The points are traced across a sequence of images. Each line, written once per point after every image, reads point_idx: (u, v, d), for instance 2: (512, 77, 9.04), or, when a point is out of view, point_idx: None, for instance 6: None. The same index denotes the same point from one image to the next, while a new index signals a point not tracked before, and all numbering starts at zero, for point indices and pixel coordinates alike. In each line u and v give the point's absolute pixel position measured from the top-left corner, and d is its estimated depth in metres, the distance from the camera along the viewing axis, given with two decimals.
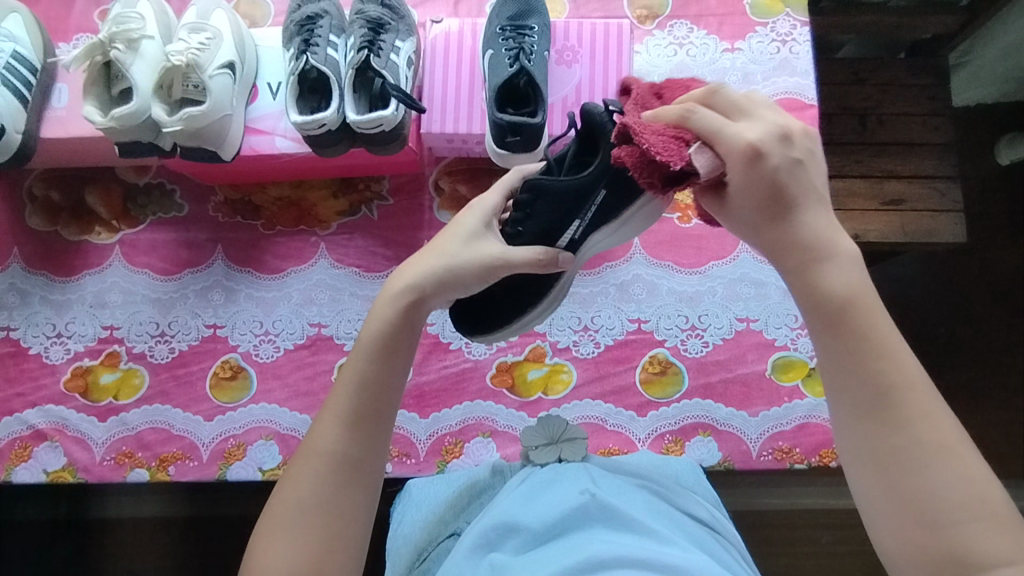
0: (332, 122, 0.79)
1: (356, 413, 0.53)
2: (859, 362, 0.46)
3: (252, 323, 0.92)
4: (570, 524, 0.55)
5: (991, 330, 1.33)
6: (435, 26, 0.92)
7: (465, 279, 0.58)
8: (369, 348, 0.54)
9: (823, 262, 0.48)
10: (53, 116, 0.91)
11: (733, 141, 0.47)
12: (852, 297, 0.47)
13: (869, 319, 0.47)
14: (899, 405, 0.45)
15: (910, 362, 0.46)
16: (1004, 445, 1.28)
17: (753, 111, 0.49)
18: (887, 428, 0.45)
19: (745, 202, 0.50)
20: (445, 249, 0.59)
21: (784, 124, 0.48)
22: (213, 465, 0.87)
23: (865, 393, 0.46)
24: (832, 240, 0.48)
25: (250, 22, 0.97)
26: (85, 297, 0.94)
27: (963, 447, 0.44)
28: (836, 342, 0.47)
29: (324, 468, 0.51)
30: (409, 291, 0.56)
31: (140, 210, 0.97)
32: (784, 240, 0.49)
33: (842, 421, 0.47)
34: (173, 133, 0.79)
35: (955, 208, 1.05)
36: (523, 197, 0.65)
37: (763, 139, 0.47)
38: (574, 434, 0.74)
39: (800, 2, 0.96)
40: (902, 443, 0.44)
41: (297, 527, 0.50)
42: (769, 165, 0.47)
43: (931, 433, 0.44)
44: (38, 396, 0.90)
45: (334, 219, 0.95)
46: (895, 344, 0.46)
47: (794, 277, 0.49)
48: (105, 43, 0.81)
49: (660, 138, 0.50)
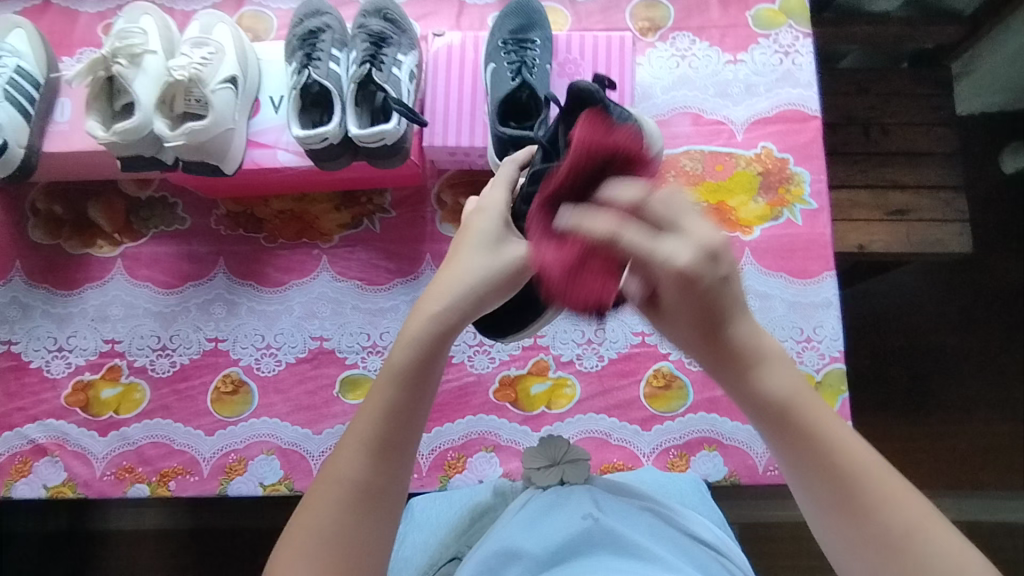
0: (334, 136, 0.78)
1: (381, 442, 0.51)
2: (815, 463, 0.46)
3: (253, 336, 0.91)
4: (573, 550, 0.54)
5: (998, 340, 1.32)
6: (438, 40, 0.92)
7: (493, 291, 0.55)
8: (397, 372, 0.52)
9: (757, 365, 0.48)
10: (55, 130, 0.90)
11: (664, 268, 0.42)
12: (789, 401, 0.47)
13: (812, 416, 0.47)
14: (860, 496, 0.44)
15: (861, 451, 0.46)
16: (1014, 457, 1.26)
17: (683, 226, 0.43)
18: (858, 520, 0.44)
19: (672, 322, 0.49)
20: (473, 261, 0.56)
21: (711, 243, 0.43)
22: (214, 480, 0.86)
23: (827, 492, 0.45)
24: (760, 346, 0.48)
25: (253, 36, 0.98)
26: (86, 310, 0.94)
27: (932, 521, 0.43)
28: (786, 445, 0.47)
29: (346, 498, 0.49)
30: (440, 313, 0.53)
31: (142, 223, 0.96)
32: (716, 352, 0.48)
33: (816, 516, 0.46)
34: (175, 148, 0.79)
35: (960, 219, 1.04)
36: (528, 190, 0.62)
37: (694, 262, 0.43)
38: (577, 454, 0.71)
39: (803, 14, 0.96)
40: (874, 535, 0.43)
41: (316, 555, 0.48)
42: (700, 287, 0.44)
43: (897, 517, 0.43)
44: (38, 410, 0.90)
45: (336, 232, 0.95)
46: (840, 439, 0.46)
47: (733, 388, 0.49)
48: (108, 58, 0.81)
49: (589, 273, 0.44)
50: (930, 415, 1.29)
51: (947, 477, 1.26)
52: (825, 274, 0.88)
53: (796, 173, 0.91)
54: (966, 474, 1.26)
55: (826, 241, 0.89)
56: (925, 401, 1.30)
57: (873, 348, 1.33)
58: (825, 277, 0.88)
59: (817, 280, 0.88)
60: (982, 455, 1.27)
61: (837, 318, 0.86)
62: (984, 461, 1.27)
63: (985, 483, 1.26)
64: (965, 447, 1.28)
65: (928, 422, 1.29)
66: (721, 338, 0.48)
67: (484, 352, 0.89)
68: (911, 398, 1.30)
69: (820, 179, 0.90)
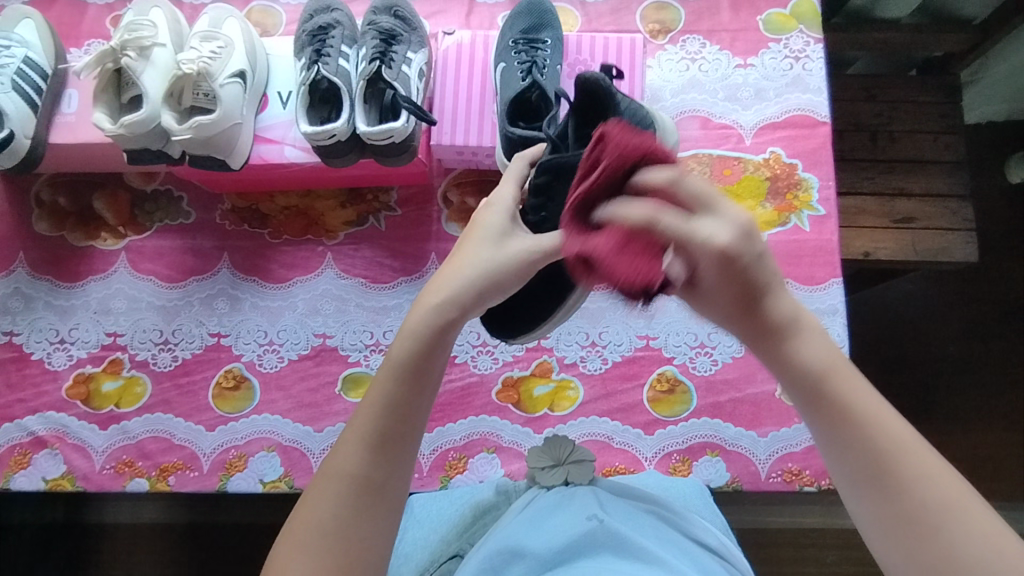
0: (342, 133, 0.78)
1: (382, 437, 0.50)
2: (849, 437, 0.46)
3: (256, 332, 0.91)
4: (577, 550, 0.54)
5: (1001, 350, 1.31)
6: (447, 38, 0.92)
7: (498, 284, 0.54)
8: (398, 368, 0.51)
9: (795, 337, 0.48)
10: (62, 122, 0.90)
11: (704, 247, 0.43)
12: (826, 373, 0.47)
13: (850, 390, 0.46)
14: (897, 471, 0.44)
15: (897, 426, 0.45)
16: (1015, 467, 1.26)
17: (722, 210, 0.44)
18: (891, 496, 0.44)
19: (705, 303, 0.48)
20: (478, 254, 0.55)
21: (744, 224, 0.44)
22: (213, 476, 0.86)
23: (859, 465, 0.45)
24: (798, 319, 0.48)
25: (262, 31, 0.97)
26: (89, 303, 0.93)
27: (967, 499, 0.43)
28: (821, 418, 0.47)
29: (345, 493, 0.49)
30: (440, 307, 0.53)
31: (147, 216, 0.96)
32: (750, 323, 0.48)
33: (849, 492, 0.46)
34: (182, 141, 0.79)
35: (967, 228, 1.04)
36: (540, 181, 0.62)
37: (730, 240, 0.44)
38: (582, 455, 0.72)
39: (814, 19, 0.96)
40: (907, 511, 0.43)
41: (316, 549, 0.47)
42: (739, 262, 0.45)
43: (932, 493, 0.43)
44: (39, 402, 0.89)
45: (341, 229, 0.94)
46: (879, 413, 0.46)
47: (770, 360, 0.49)
48: (116, 50, 0.81)
49: (631, 256, 0.43)
50: (930, 424, 1.29)
51: None
52: (831, 280, 0.87)
53: (805, 178, 0.91)
54: (966, 483, 1.26)
55: (833, 247, 0.88)
56: (927, 409, 1.29)
57: (876, 355, 1.32)
58: (831, 284, 0.87)
59: (824, 286, 0.87)
60: (982, 465, 1.27)
61: (843, 325, 0.86)
62: (984, 471, 1.27)
63: (985, 493, 1.26)
64: (966, 456, 1.27)
65: (928, 430, 1.29)
66: (758, 307, 0.48)
67: (487, 353, 0.89)
68: (913, 407, 1.30)
69: (829, 186, 0.90)
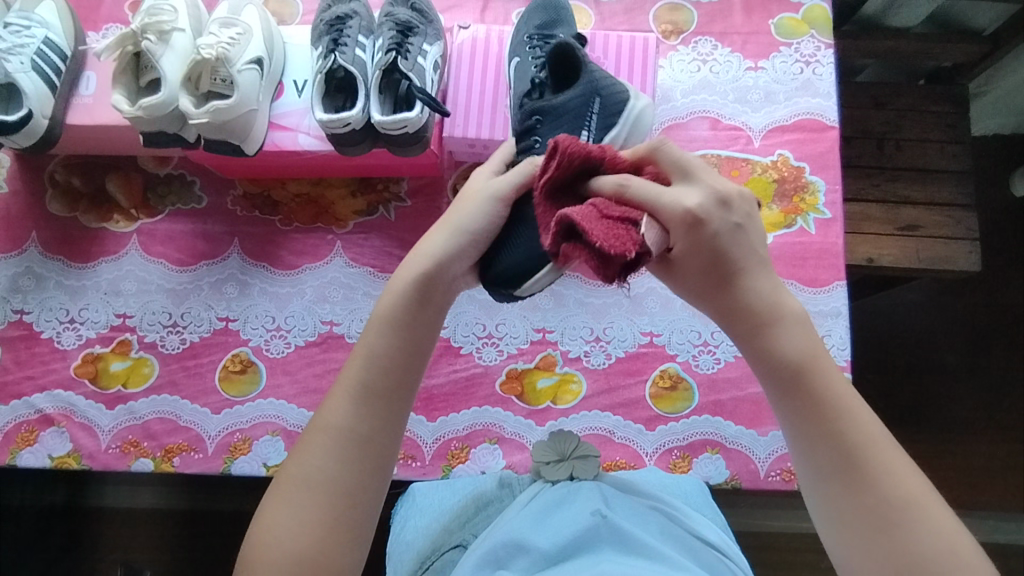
0: (356, 122, 0.79)
1: (367, 389, 0.53)
2: (823, 427, 0.50)
3: (264, 318, 0.92)
4: (578, 546, 0.55)
5: (1000, 361, 1.32)
6: (462, 32, 0.93)
7: (475, 238, 0.57)
8: (384, 324, 0.55)
9: (778, 328, 0.52)
10: (80, 103, 0.91)
11: (673, 207, 0.49)
12: (807, 361, 0.51)
13: (826, 381, 0.50)
14: (865, 463, 0.48)
15: (867, 419, 0.50)
16: (1010, 478, 1.27)
17: (695, 179, 0.51)
18: (854, 487, 0.48)
19: (682, 278, 0.54)
20: (456, 215, 0.58)
21: (720, 190, 0.51)
22: (218, 458, 0.87)
23: (831, 457, 0.49)
24: (779, 304, 0.53)
25: (279, 20, 0.98)
26: (99, 284, 0.94)
27: (926, 495, 0.47)
28: (794, 406, 0.51)
29: (331, 443, 0.51)
30: (418, 265, 0.56)
31: (159, 200, 0.97)
32: (730, 312, 0.53)
33: (811, 480, 0.50)
34: (198, 126, 0.80)
35: (970, 237, 1.04)
36: (526, 124, 0.70)
37: (702, 205, 0.50)
38: (587, 451, 0.73)
39: (826, 25, 0.97)
40: (869, 502, 0.47)
41: (302, 498, 0.50)
42: (708, 231, 0.50)
43: (896, 489, 0.47)
44: (48, 380, 0.90)
45: (351, 218, 0.95)
46: (852, 406, 0.50)
47: (751, 346, 0.53)
48: (137, 33, 0.82)
49: (609, 228, 0.46)
50: (928, 432, 1.30)
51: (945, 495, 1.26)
52: (836, 283, 0.88)
53: (812, 181, 0.91)
54: (963, 493, 1.26)
55: (838, 251, 0.89)
56: (925, 417, 1.30)
57: (876, 363, 1.33)
58: (835, 287, 0.88)
59: (827, 289, 0.88)
60: (979, 475, 1.27)
61: (845, 328, 0.87)
62: (981, 481, 1.27)
63: (982, 503, 1.26)
64: (963, 465, 1.28)
65: (927, 439, 1.29)
66: (735, 297, 0.52)
67: (492, 345, 0.90)
68: (911, 415, 1.30)
69: (836, 190, 0.91)
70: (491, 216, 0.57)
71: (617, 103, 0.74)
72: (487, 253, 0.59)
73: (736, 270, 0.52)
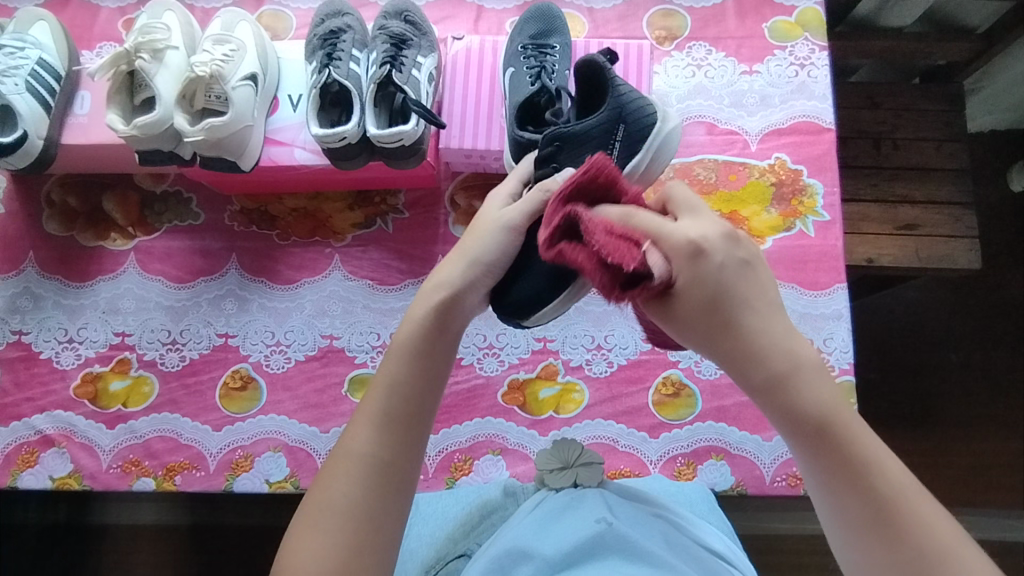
0: (352, 135, 0.79)
1: (388, 417, 0.52)
2: (850, 480, 0.45)
3: (263, 333, 0.91)
4: (585, 552, 0.54)
5: (1001, 357, 1.32)
6: (456, 43, 0.93)
7: (491, 262, 0.58)
8: (404, 350, 0.54)
9: (793, 384, 0.45)
10: (74, 123, 0.91)
11: (676, 239, 0.45)
12: (825, 415, 0.45)
13: (849, 429, 0.46)
14: (898, 518, 0.44)
15: (894, 466, 0.46)
16: (1014, 476, 1.26)
17: (700, 212, 0.48)
18: (891, 545, 0.44)
19: (681, 326, 0.46)
20: (474, 246, 0.59)
21: (726, 225, 0.47)
22: (220, 476, 0.86)
23: (862, 511, 0.45)
24: (794, 356, 0.46)
25: (273, 34, 0.98)
26: (98, 302, 0.94)
27: (957, 541, 0.43)
28: (822, 461, 0.46)
29: (356, 469, 0.51)
30: (435, 293, 0.57)
31: (156, 217, 0.97)
32: (744, 365, 0.46)
33: (841, 534, 0.47)
34: (194, 143, 0.80)
35: (969, 235, 1.04)
36: (547, 150, 0.66)
37: (705, 237, 0.45)
38: (591, 458, 0.74)
39: (820, 27, 0.97)
40: (908, 558, 0.43)
41: (327, 525, 0.49)
42: (712, 263, 0.45)
43: (930, 540, 0.43)
44: (47, 401, 0.90)
45: (349, 231, 0.95)
46: (876, 457, 0.45)
47: (768, 404, 0.47)
48: (130, 52, 0.82)
49: (612, 239, 0.44)
50: (931, 431, 1.29)
51: (950, 494, 1.25)
52: (836, 286, 0.88)
53: (809, 184, 0.91)
54: (967, 492, 1.26)
55: (837, 253, 0.89)
56: (928, 415, 1.30)
57: (878, 363, 1.33)
58: (836, 289, 0.88)
59: (828, 291, 0.88)
60: (983, 472, 1.27)
61: (847, 330, 0.86)
62: (985, 479, 1.27)
63: (986, 501, 1.25)
64: (966, 463, 1.27)
65: (930, 438, 1.29)
66: (741, 345, 0.45)
67: (493, 355, 0.90)
68: (915, 416, 1.30)
69: (834, 192, 0.91)
70: (508, 249, 0.59)
71: (643, 127, 0.70)
72: (502, 284, 0.65)
73: (738, 305, 0.45)
